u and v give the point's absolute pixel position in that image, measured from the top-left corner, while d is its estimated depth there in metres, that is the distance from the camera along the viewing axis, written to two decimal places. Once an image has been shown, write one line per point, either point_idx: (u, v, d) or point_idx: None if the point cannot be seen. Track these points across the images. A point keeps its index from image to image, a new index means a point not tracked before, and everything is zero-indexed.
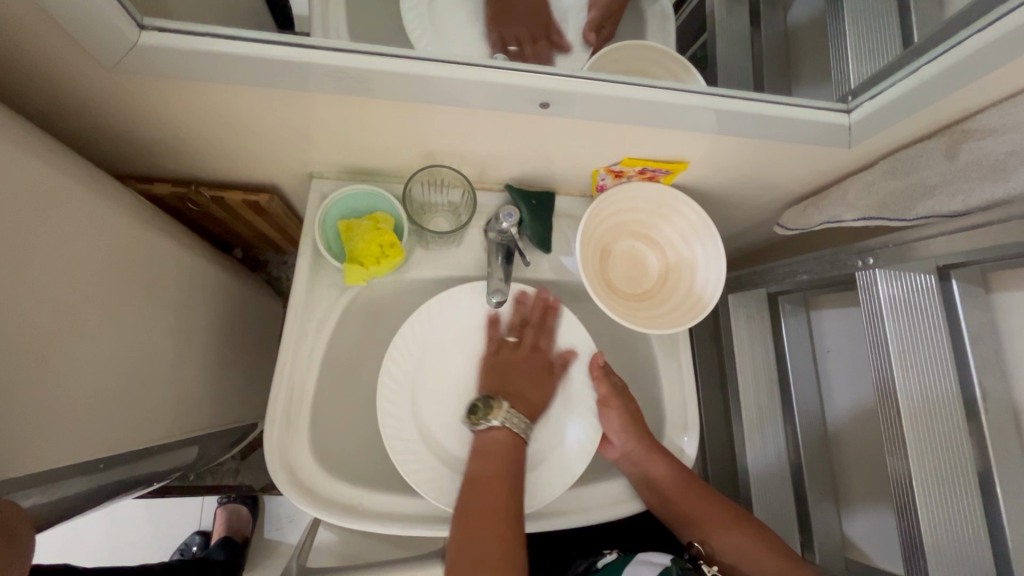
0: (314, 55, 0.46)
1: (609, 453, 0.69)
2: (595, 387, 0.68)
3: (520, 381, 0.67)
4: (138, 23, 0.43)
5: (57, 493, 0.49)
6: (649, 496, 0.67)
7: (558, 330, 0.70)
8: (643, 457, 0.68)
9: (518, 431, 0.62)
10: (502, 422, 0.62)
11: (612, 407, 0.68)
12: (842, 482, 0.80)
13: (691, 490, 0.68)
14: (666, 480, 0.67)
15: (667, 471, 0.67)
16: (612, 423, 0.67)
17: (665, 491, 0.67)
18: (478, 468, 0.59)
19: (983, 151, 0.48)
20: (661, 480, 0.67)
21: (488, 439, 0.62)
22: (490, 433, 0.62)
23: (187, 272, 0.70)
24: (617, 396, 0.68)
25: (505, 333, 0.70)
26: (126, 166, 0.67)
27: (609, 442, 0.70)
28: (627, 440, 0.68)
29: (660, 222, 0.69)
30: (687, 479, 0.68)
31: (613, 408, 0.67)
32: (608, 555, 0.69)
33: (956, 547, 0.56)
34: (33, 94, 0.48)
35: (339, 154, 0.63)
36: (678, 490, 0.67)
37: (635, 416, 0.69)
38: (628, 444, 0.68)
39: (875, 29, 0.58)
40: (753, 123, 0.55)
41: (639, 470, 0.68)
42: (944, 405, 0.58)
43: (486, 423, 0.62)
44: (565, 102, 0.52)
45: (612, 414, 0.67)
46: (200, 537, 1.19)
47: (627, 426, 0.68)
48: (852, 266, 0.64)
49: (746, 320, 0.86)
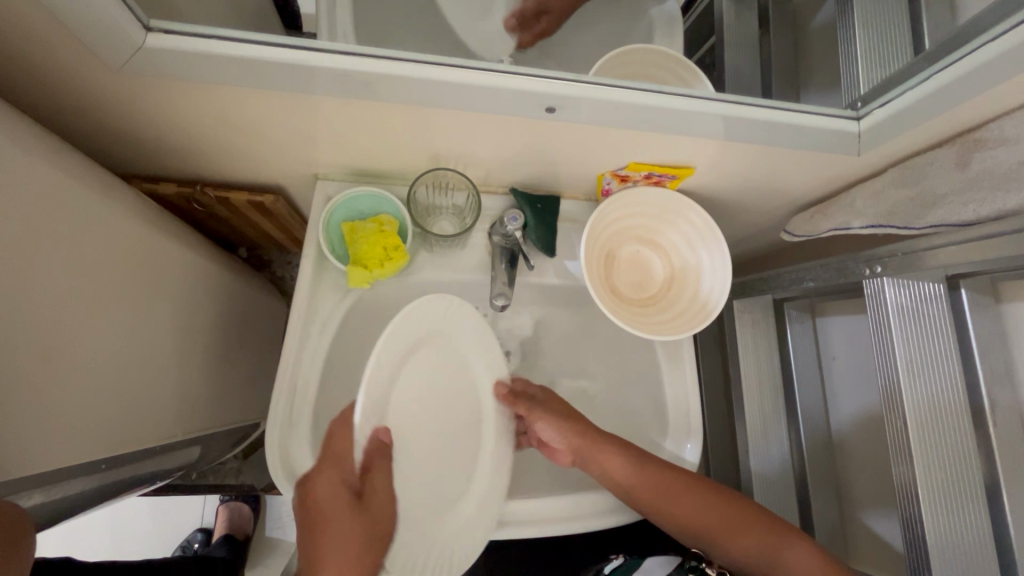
0: (319, 59, 0.46)
1: (564, 460, 0.67)
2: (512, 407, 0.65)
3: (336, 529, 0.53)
4: (145, 25, 0.43)
5: (60, 493, 0.49)
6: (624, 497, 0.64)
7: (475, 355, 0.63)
8: (589, 459, 0.65)
9: None
10: None
11: (536, 419, 0.66)
12: (847, 491, 0.79)
13: (667, 492, 0.63)
14: (632, 488, 0.63)
15: (624, 469, 0.64)
16: (548, 431, 0.66)
17: (639, 497, 0.64)
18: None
19: (996, 160, 0.47)
20: (630, 490, 0.64)
21: None
22: None
23: (191, 273, 0.70)
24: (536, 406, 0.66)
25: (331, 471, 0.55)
26: (133, 165, 0.67)
27: (559, 450, 0.67)
28: (572, 443, 0.66)
29: (666, 229, 0.69)
30: (653, 480, 0.63)
31: (538, 418, 0.66)
32: (613, 560, 0.69)
33: (962, 558, 0.55)
34: (41, 95, 0.49)
35: (345, 156, 0.63)
36: (650, 495, 0.63)
37: (565, 418, 0.66)
38: (576, 445, 0.66)
39: (885, 35, 0.57)
40: (760, 129, 0.55)
41: (602, 478, 0.65)
42: (954, 413, 0.57)
43: None
44: (570, 107, 0.52)
45: (541, 424, 0.66)
46: (201, 534, 1.20)
47: (561, 428, 0.66)
48: (860, 274, 0.64)
49: (751, 327, 0.86)
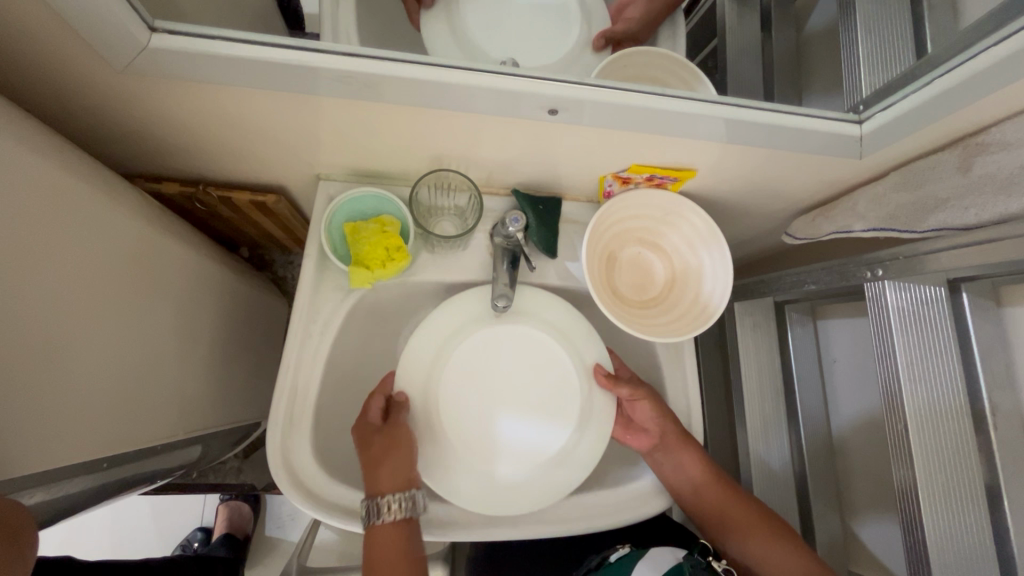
0: (322, 60, 0.46)
1: (643, 441, 0.68)
2: (615, 391, 0.66)
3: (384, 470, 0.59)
4: (149, 25, 0.43)
5: (60, 491, 0.49)
6: (681, 490, 0.66)
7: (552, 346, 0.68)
8: (671, 447, 0.67)
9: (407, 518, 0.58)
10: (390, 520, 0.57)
11: (641, 397, 0.67)
12: (847, 492, 0.80)
13: (728, 492, 0.66)
14: (703, 479, 0.66)
15: (699, 464, 0.66)
16: (644, 411, 0.67)
17: (703, 489, 0.66)
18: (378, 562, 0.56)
19: (997, 164, 0.47)
20: (702, 479, 0.66)
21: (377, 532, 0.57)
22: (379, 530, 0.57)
23: (193, 272, 0.71)
24: (642, 386, 0.67)
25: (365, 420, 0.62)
26: (136, 164, 0.67)
27: (645, 432, 0.69)
28: (661, 429, 0.67)
29: (668, 231, 0.69)
30: (722, 480, 0.67)
31: (642, 399, 0.67)
32: (620, 548, 0.63)
33: (961, 559, 0.55)
34: (45, 94, 0.49)
35: (347, 157, 0.63)
36: (714, 489, 0.66)
37: (662, 405, 0.68)
38: (664, 433, 0.67)
39: (888, 39, 0.57)
40: (762, 132, 0.55)
41: (673, 463, 0.66)
42: (953, 416, 0.57)
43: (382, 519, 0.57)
44: (574, 109, 0.52)
45: (643, 403, 0.67)
46: (201, 533, 1.20)
47: (661, 413, 0.67)
48: (861, 277, 0.64)
49: (751, 329, 0.86)
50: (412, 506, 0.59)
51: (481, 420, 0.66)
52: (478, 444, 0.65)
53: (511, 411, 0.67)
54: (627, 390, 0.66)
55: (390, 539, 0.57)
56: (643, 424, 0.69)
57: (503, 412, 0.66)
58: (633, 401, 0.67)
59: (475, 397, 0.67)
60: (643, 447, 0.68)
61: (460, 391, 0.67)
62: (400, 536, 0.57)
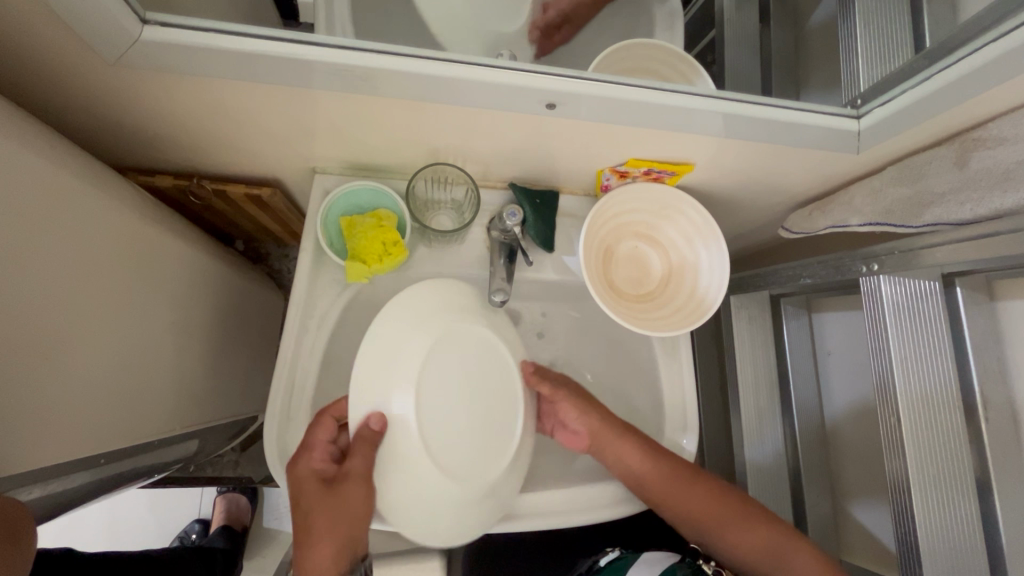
0: (317, 53, 0.46)
1: (577, 443, 0.67)
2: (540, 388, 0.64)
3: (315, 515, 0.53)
4: (141, 17, 0.43)
5: (57, 487, 0.49)
6: (629, 483, 0.65)
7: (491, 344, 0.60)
8: (606, 445, 0.66)
9: None
10: None
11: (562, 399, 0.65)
12: (839, 483, 0.81)
13: (682, 482, 0.64)
14: (646, 475, 0.64)
15: (637, 460, 0.64)
16: (569, 413, 0.66)
17: (649, 485, 0.64)
18: None
19: (993, 159, 0.47)
20: (646, 475, 0.64)
21: None
22: None
23: (188, 266, 0.70)
24: (560, 385, 0.65)
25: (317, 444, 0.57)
26: (127, 157, 0.66)
27: (576, 432, 0.68)
28: (591, 427, 0.66)
29: (663, 224, 0.69)
30: (669, 473, 0.64)
31: (562, 400, 0.65)
32: (610, 553, 0.65)
33: (952, 548, 0.56)
34: (35, 89, 0.48)
35: (344, 151, 0.63)
36: (663, 481, 0.64)
37: (589, 403, 0.67)
38: (596, 430, 0.66)
39: (887, 32, 0.57)
40: (759, 127, 0.55)
41: (617, 463, 0.65)
42: (944, 406, 0.58)
43: None
44: (572, 103, 0.52)
45: (565, 404, 0.66)
46: (200, 524, 1.20)
47: (588, 414, 0.66)
48: (856, 272, 0.64)
49: (747, 322, 0.86)
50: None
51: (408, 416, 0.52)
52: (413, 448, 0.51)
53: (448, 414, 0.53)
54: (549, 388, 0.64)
55: None
56: (572, 425, 0.67)
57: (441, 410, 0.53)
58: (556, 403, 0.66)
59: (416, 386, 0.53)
60: (580, 449, 0.68)
61: (405, 378, 0.52)
62: None
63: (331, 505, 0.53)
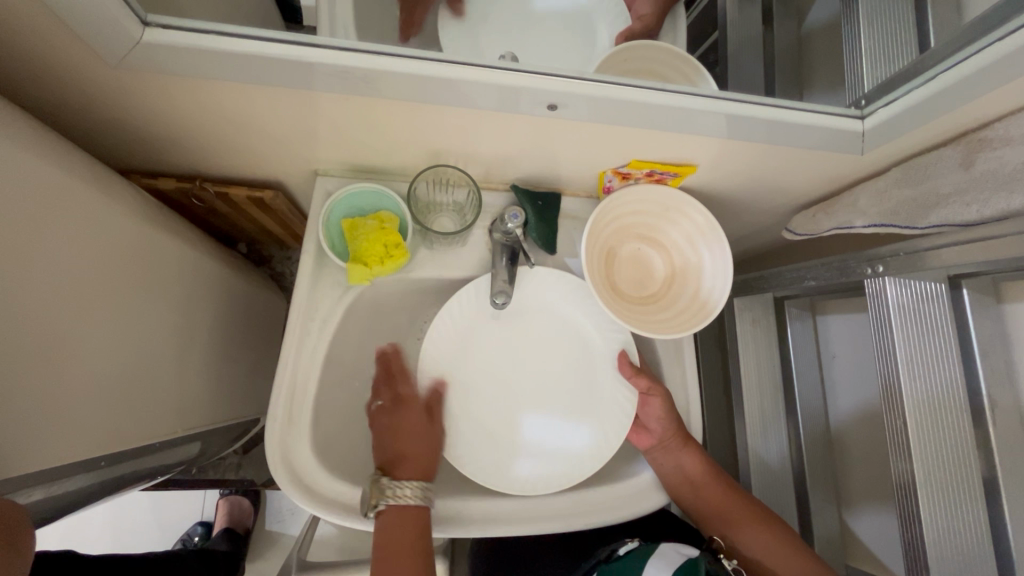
0: (318, 55, 0.46)
1: (644, 439, 0.69)
2: (635, 381, 0.67)
3: (404, 438, 0.63)
4: (142, 20, 0.43)
5: (58, 489, 0.49)
6: (673, 480, 0.67)
7: (599, 328, 0.70)
8: (677, 445, 0.68)
9: (423, 504, 0.58)
10: (410, 497, 0.58)
11: (657, 396, 0.67)
12: (845, 486, 0.80)
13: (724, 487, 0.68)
14: (699, 473, 0.67)
15: (699, 460, 0.67)
16: (654, 408, 0.68)
17: (699, 483, 0.67)
18: (388, 539, 0.56)
19: (999, 160, 0.47)
20: (695, 475, 0.67)
21: (389, 514, 0.57)
22: (389, 511, 0.57)
23: (191, 270, 0.70)
24: (658, 384, 0.68)
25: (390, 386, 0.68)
26: (131, 160, 0.66)
27: (646, 429, 0.69)
28: (668, 428, 0.68)
29: (667, 226, 0.68)
30: (717, 474, 0.68)
31: (657, 396, 0.67)
32: (629, 543, 0.62)
33: (958, 554, 0.56)
34: (39, 91, 0.48)
35: (346, 153, 0.63)
36: (712, 480, 0.68)
37: (672, 409, 0.68)
38: (672, 430, 0.68)
39: (891, 33, 0.56)
40: (762, 127, 0.54)
41: (673, 460, 0.68)
42: (952, 410, 0.57)
43: (384, 500, 0.57)
44: (574, 104, 0.51)
45: (657, 401, 0.67)
46: (201, 527, 1.20)
47: (671, 411, 0.68)
48: (861, 273, 0.63)
49: (751, 324, 0.86)
50: (426, 495, 0.59)
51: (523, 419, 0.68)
52: (536, 441, 0.67)
53: (542, 421, 0.68)
54: (645, 382, 0.67)
55: (410, 512, 0.58)
56: (648, 421, 0.69)
57: (535, 416, 0.68)
58: (647, 398, 0.68)
59: (544, 400, 0.69)
60: (645, 444, 0.69)
61: (532, 388, 0.69)
62: (416, 514, 0.58)
63: (412, 428, 0.64)
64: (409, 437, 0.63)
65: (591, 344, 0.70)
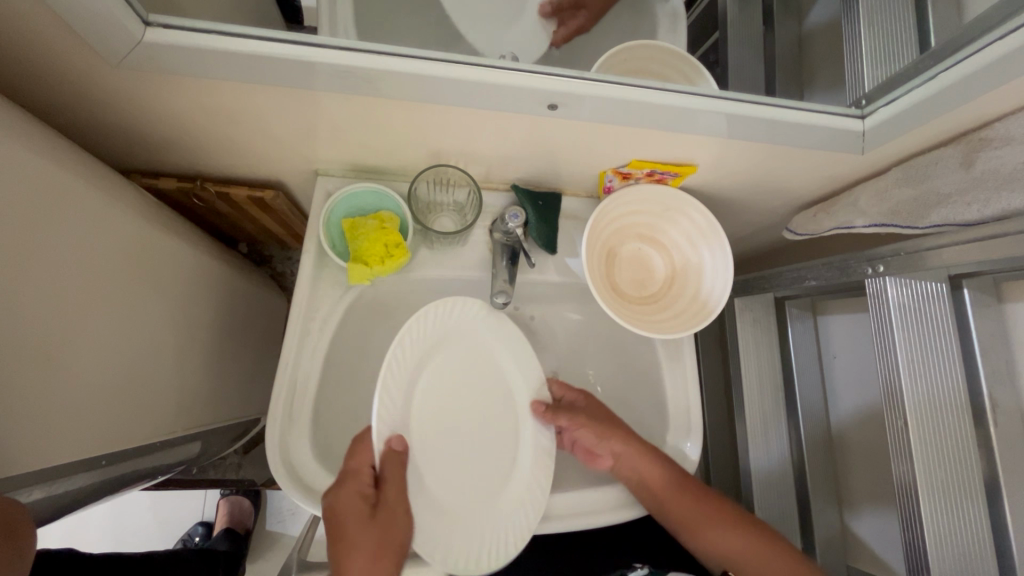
0: (319, 55, 0.46)
1: (603, 464, 0.67)
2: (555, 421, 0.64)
3: (354, 550, 0.52)
4: (144, 19, 0.43)
5: (59, 488, 0.49)
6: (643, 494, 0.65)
7: (513, 366, 0.66)
8: (637, 471, 0.65)
9: None
10: None
11: (581, 425, 0.65)
12: (846, 488, 0.80)
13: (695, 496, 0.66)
14: (661, 485, 0.64)
15: (666, 482, 0.64)
16: (588, 436, 0.66)
17: (665, 497, 0.64)
18: None
19: (1000, 160, 0.47)
20: (660, 488, 0.64)
21: None
22: None
23: (192, 270, 0.70)
24: (577, 411, 0.66)
25: (360, 479, 0.56)
26: (132, 159, 0.66)
27: (598, 455, 0.67)
28: (612, 445, 0.66)
29: (667, 225, 0.68)
30: (682, 481, 0.66)
31: (581, 426, 0.65)
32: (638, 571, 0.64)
33: (959, 554, 0.55)
34: (40, 91, 0.48)
35: (347, 153, 0.63)
36: (681, 489, 0.65)
37: (603, 428, 0.67)
38: (621, 456, 0.66)
39: (890, 32, 0.57)
40: (762, 127, 0.54)
41: (633, 475, 0.65)
42: (954, 411, 0.57)
43: None
44: (575, 104, 0.51)
45: (585, 428, 0.66)
46: (201, 528, 1.20)
47: (600, 433, 0.66)
48: (861, 273, 0.63)
49: (751, 324, 0.86)
50: None
51: (445, 485, 0.59)
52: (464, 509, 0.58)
53: (467, 483, 0.60)
54: (563, 418, 0.65)
55: None
56: (596, 449, 0.67)
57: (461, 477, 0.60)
58: (574, 432, 0.66)
59: (466, 458, 0.61)
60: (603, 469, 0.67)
61: (458, 445, 0.61)
62: None
63: (368, 542, 0.53)
64: (362, 553, 0.52)
65: (505, 388, 0.65)
